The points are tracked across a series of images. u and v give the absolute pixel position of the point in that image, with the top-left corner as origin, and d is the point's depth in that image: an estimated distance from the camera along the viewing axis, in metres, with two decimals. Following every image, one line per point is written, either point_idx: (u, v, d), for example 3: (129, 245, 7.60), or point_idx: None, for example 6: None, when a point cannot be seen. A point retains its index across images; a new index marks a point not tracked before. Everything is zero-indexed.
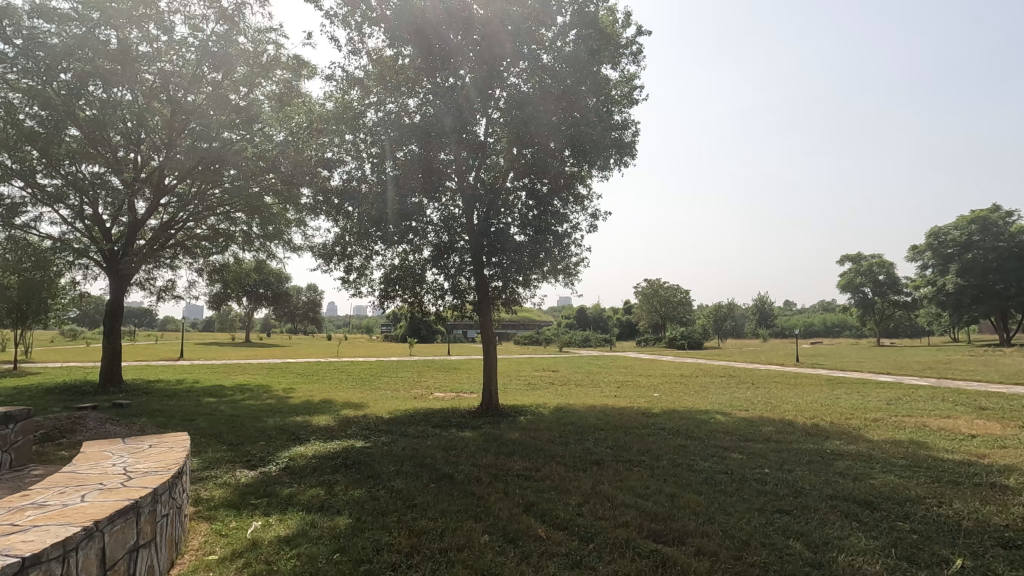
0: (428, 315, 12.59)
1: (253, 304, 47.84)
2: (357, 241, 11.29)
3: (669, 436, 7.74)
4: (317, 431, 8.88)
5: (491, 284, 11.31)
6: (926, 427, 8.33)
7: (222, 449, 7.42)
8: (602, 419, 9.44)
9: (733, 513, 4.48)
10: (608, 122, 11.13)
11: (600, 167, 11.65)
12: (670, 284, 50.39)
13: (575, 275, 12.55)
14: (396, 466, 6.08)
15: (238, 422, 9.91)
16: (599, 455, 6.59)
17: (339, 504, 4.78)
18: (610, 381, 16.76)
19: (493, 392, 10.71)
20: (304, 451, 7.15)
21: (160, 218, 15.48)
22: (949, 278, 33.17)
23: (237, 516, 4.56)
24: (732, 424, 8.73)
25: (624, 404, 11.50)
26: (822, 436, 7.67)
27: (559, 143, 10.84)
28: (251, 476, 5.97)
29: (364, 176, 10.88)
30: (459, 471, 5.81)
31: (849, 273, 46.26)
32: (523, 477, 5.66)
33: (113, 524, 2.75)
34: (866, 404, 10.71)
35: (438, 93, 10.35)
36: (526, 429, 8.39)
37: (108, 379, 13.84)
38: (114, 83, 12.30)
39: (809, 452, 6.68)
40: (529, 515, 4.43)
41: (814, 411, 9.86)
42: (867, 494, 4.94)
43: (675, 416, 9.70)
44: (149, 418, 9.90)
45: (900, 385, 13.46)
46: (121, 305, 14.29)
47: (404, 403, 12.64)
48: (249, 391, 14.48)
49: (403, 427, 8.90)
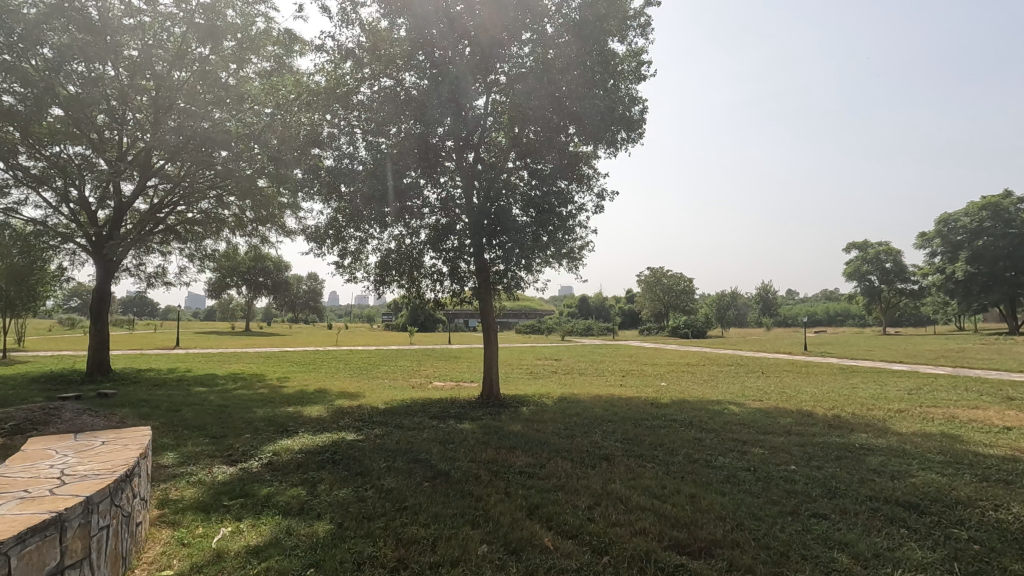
0: (427, 302, 12.05)
1: (253, 292, 47.34)
2: (351, 223, 10.72)
3: (682, 429, 7.23)
4: (307, 422, 8.42)
5: (491, 268, 10.77)
6: (955, 419, 7.80)
7: (203, 442, 6.94)
8: (608, 410, 8.94)
9: (763, 517, 3.98)
10: (615, 98, 10.48)
11: (605, 144, 11.08)
12: (673, 273, 49.74)
13: (581, 261, 11.99)
14: (388, 462, 5.60)
15: (226, 412, 9.45)
16: (608, 449, 6.10)
17: (321, 508, 4.28)
18: (615, 370, 16.26)
19: (494, 381, 10.22)
20: (290, 445, 6.66)
21: (149, 201, 14.91)
22: (959, 265, 32.48)
23: (205, 521, 4.06)
24: (747, 415, 8.24)
25: (631, 394, 11.00)
26: (847, 428, 7.16)
27: (564, 120, 10.26)
28: (229, 473, 5.47)
29: (357, 155, 10.28)
30: (456, 468, 5.32)
31: (855, 261, 45.57)
32: (526, 474, 5.16)
33: (24, 544, 2.23)
34: (886, 393, 10.20)
35: (435, 65, 9.73)
36: (530, 421, 7.89)
37: (95, 367, 13.35)
38: (96, 59, 11.71)
39: (837, 446, 6.17)
40: (533, 520, 3.93)
41: (833, 402, 9.35)
42: (910, 495, 4.42)
43: (685, 406, 9.20)
44: (132, 408, 9.44)
45: (918, 373, 12.93)
46: (108, 290, 13.77)
47: (402, 392, 12.17)
48: (243, 380, 14.00)
49: (399, 418, 8.41)
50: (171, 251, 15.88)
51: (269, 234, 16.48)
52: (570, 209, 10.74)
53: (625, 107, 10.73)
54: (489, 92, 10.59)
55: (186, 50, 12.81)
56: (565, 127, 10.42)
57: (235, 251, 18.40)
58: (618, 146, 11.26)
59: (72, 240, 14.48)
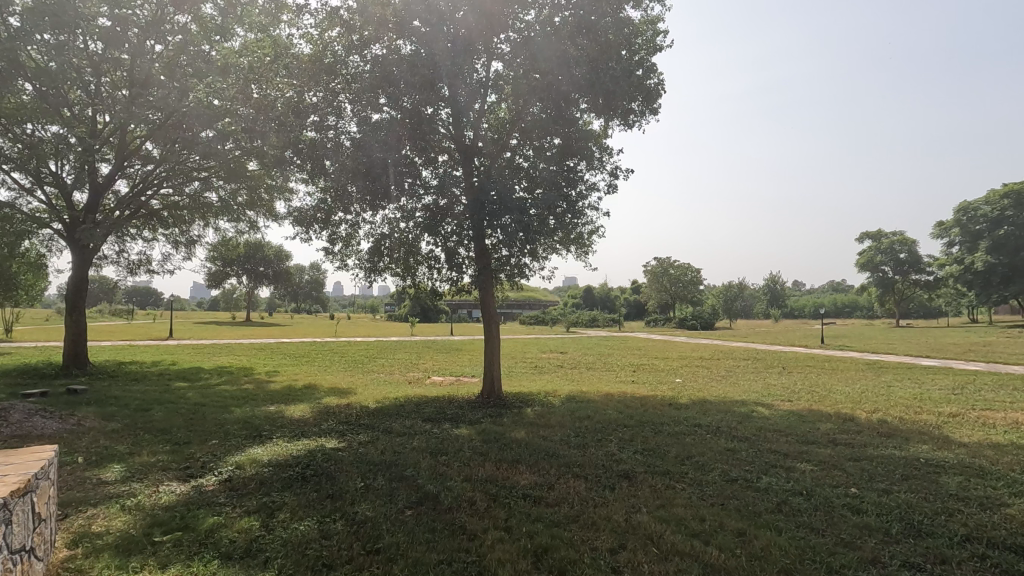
0: (425, 292, 11.09)
1: (253, 282, 46.57)
2: (338, 206, 9.71)
3: (711, 437, 6.30)
4: (287, 424, 7.55)
5: (492, 253, 9.77)
6: (1020, 425, 6.85)
7: (162, 450, 6.06)
8: (622, 412, 8.00)
9: (841, 572, 3.08)
10: (633, 65, 9.40)
11: (619, 119, 10.10)
12: (680, 263, 48.61)
13: (589, 247, 11.06)
14: (368, 481, 4.70)
15: (200, 412, 8.57)
16: (628, 464, 5.19)
17: (273, 549, 3.38)
18: (625, 366, 15.30)
19: (497, 378, 9.34)
20: (259, 455, 5.76)
21: (130, 184, 13.99)
22: (979, 256, 31.15)
23: (119, 570, 3.16)
24: (780, 420, 7.26)
25: (645, 392, 10.08)
26: (900, 437, 6.20)
27: (577, 93, 9.22)
28: (177, 494, 4.58)
29: (343, 129, 9.25)
30: (448, 489, 4.42)
31: (868, 252, 44.29)
32: (531, 499, 4.25)
33: None
34: (928, 393, 9.24)
35: (430, 25, 8.58)
36: (535, 426, 6.95)
37: (71, 359, 12.57)
38: (64, 26, 10.74)
39: (899, 462, 5.20)
40: (541, 572, 3.04)
41: (873, 404, 8.36)
42: (1019, 537, 3.51)
43: (708, 408, 8.28)
44: (97, 408, 8.59)
45: (954, 370, 11.95)
46: (85, 280, 12.90)
47: (397, 389, 11.29)
48: (230, 374, 13.17)
49: (388, 422, 7.51)
50: (155, 237, 14.95)
51: (259, 220, 15.54)
52: (581, 189, 9.76)
53: (642, 76, 9.67)
54: (491, 61, 9.59)
55: (162, 18, 11.87)
56: (576, 101, 9.42)
57: (233, 243, 17.63)
58: (633, 121, 10.26)
59: (48, 225, 13.57)
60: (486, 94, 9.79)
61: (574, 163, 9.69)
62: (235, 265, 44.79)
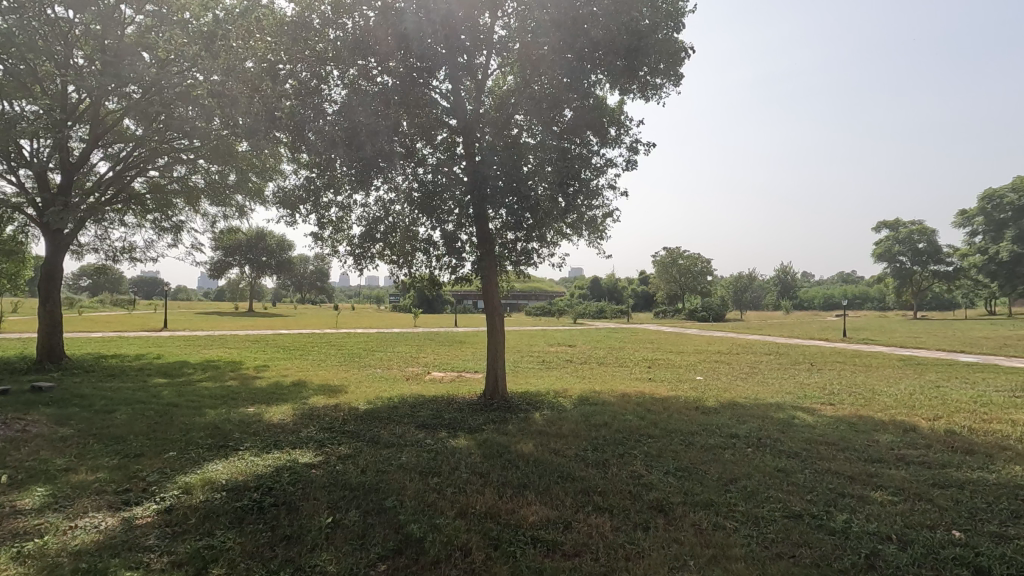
0: (424, 281, 10.12)
1: (254, 271, 45.74)
2: (324, 185, 8.70)
3: (756, 453, 5.30)
4: (262, 430, 6.62)
5: (495, 239, 8.70)
6: None
7: (106, 466, 5.14)
8: (643, 417, 7.02)
9: None
10: (658, 23, 8.10)
11: (640, 88, 8.97)
12: (690, 253, 47.37)
13: (603, 231, 10.02)
14: (336, 516, 3.73)
15: (168, 414, 7.67)
16: (660, 490, 4.21)
17: None
18: (639, 360, 14.35)
19: (500, 375, 8.42)
20: (216, 473, 4.81)
21: (109, 164, 13.02)
22: (1004, 245, 28.08)
23: None
24: (829, 430, 6.23)
25: (666, 392, 9.09)
26: (982, 455, 5.19)
27: (593, 58, 8.09)
28: (96, 532, 3.64)
29: (328, 98, 8.17)
30: (435, 528, 3.46)
31: (885, 242, 42.88)
32: (542, 546, 3.28)
33: None
34: (988, 395, 8.19)
35: None
36: (545, 436, 5.97)
37: (44, 353, 11.75)
38: None
39: (1000, 492, 4.18)
40: None
41: (932, 409, 7.32)
42: None
43: (739, 412, 7.32)
44: (55, 409, 7.69)
45: (1004, 367, 10.84)
46: (58, 266, 11.99)
47: (393, 387, 10.40)
48: (216, 369, 12.32)
49: (376, 428, 6.58)
50: (137, 223, 14.02)
51: (248, 204, 14.59)
52: (595, 167, 8.73)
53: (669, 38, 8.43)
54: (495, 21, 8.43)
55: None
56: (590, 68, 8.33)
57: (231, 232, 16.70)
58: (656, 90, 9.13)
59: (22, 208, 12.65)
60: (489, 60, 8.70)
61: (587, 138, 8.65)
62: (236, 254, 44.06)
